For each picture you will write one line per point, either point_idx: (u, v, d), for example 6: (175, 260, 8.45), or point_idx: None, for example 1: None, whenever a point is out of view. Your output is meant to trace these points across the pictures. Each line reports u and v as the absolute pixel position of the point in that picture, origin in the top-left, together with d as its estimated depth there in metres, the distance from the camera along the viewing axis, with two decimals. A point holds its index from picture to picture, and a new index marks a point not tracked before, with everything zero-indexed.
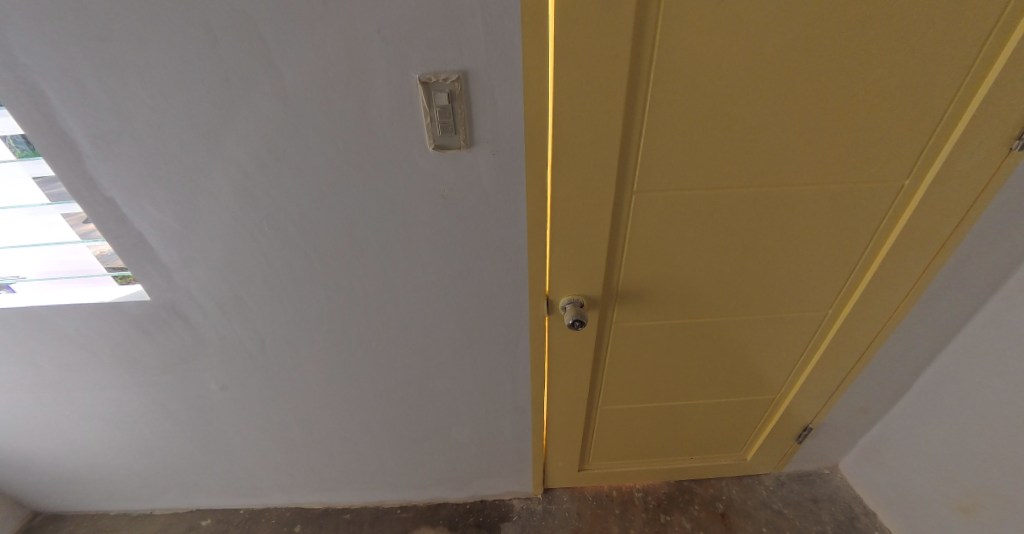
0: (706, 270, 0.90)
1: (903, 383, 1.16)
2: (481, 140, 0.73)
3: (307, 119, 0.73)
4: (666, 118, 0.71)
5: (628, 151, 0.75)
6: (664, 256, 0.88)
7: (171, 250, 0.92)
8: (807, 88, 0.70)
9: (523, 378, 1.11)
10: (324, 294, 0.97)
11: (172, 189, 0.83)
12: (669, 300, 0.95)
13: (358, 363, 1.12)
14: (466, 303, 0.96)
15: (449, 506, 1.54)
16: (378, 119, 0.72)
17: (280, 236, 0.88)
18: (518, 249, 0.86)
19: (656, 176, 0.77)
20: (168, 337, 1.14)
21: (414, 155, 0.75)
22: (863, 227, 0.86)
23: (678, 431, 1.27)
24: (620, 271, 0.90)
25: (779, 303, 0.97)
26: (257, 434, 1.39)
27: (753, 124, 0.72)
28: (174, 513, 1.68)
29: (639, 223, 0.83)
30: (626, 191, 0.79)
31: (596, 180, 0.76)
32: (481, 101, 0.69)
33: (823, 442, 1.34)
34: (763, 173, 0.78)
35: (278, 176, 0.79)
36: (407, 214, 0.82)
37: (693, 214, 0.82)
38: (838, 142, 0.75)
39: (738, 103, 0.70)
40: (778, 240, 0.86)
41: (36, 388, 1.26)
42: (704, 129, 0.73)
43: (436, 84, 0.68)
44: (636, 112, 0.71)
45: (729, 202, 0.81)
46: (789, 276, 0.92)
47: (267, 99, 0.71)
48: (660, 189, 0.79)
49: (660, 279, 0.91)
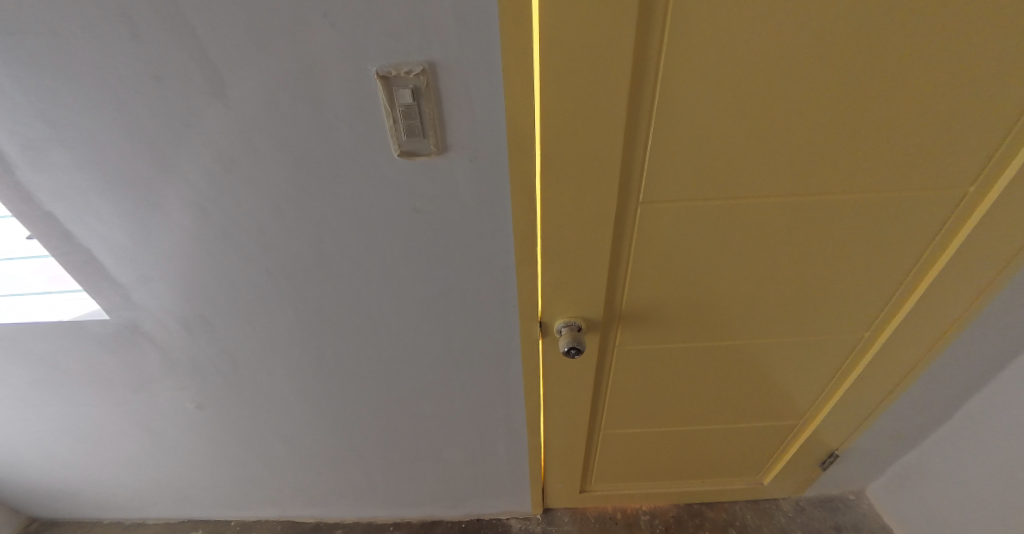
0: (725, 290, 0.80)
1: (941, 408, 1.06)
2: (454, 145, 0.63)
3: (254, 124, 0.62)
4: (681, 124, 0.62)
5: (633, 156, 0.65)
6: (679, 277, 0.78)
7: (125, 268, 0.85)
8: (851, 86, 0.59)
9: (517, 402, 1.02)
10: (293, 314, 0.88)
11: (118, 204, 0.74)
12: (683, 322, 0.86)
13: (339, 382, 1.04)
14: (450, 322, 0.86)
15: (444, 524, 1.47)
16: (336, 124, 0.62)
17: (241, 256, 0.78)
18: (504, 267, 0.77)
19: (668, 185, 0.67)
20: (137, 354, 1.07)
21: (382, 163, 0.65)
22: (910, 244, 0.76)
23: (691, 454, 1.18)
24: (625, 289, 0.80)
25: (804, 329, 0.88)
26: (239, 448, 1.31)
27: (784, 128, 0.62)
28: (166, 523, 1.64)
29: (647, 239, 0.73)
30: (631, 201, 0.69)
31: (594, 191, 0.66)
32: (453, 98, 0.59)
33: (848, 467, 1.23)
34: (795, 183, 0.68)
35: (229, 190, 0.69)
36: (379, 231, 0.73)
37: (711, 229, 0.72)
38: (883, 152, 0.65)
39: (767, 107, 0.60)
40: (810, 257, 0.77)
41: (11, 403, 1.21)
42: (728, 136, 0.63)
43: (397, 79, 0.58)
44: (642, 112, 0.61)
45: (756, 215, 0.71)
46: (820, 298, 0.83)
47: (205, 100, 0.61)
48: (671, 201, 0.69)
49: (672, 300, 0.82)
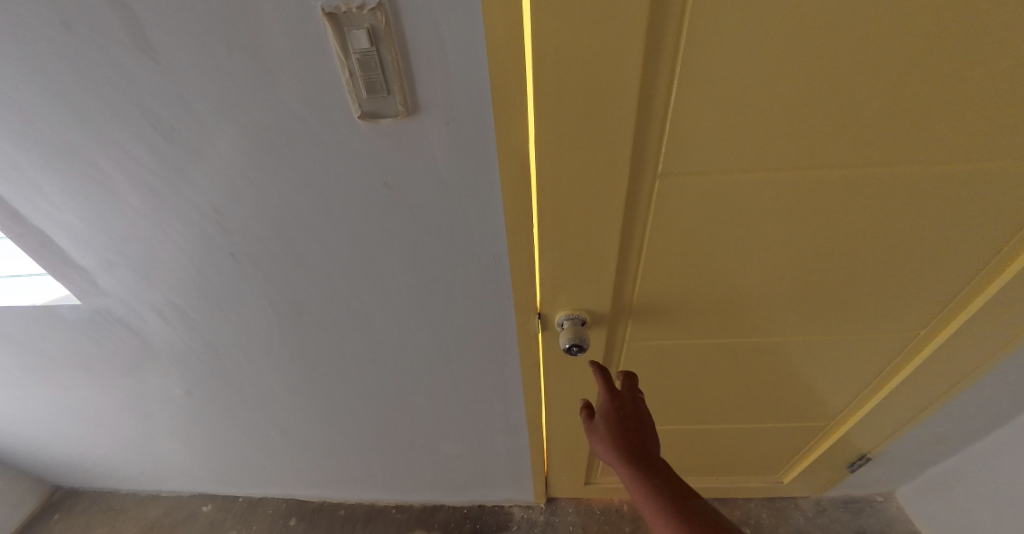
0: (754, 283, 0.71)
1: (997, 415, 0.94)
2: (428, 105, 0.52)
3: (186, 82, 0.52)
4: (713, 92, 0.51)
5: (650, 119, 0.53)
6: (700, 268, 0.69)
7: (84, 253, 0.77)
8: (938, 30, 0.46)
9: (514, 393, 0.95)
10: (266, 301, 0.80)
11: (59, 183, 0.64)
12: (703, 318, 0.77)
13: (326, 371, 0.97)
14: (438, 310, 0.77)
15: (445, 510, 1.42)
16: (282, 81, 0.51)
17: (202, 239, 0.70)
18: (496, 252, 0.67)
19: (692, 156, 0.56)
20: (115, 341, 1.00)
21: (344, 131, 0.55)
22: (983, 235, 0.65)
23: (705, 451, 1.11)
24: (637, 281, 0.71)
25: (843, 324, 0.78)
26: (234, 432, 1.27)
27: (841, 84, 0.50)
28: (178, 496, 1.64)
29: (663, 225, 0.64)
30: (646, 175, 0.58)
31: (601, 167, 0.55)
32: (420, 43, 0.48)
33: (878, 469, 1.14)
34: (848, 154, 0.56)
35: (175, 162, 0.60)
36: (351, 211, 0.63)
37: (741, 216, 0.62)
38: (964, 126, 0.53)
39: (821, 71, 0.49)
40: (856, 247, 0.66)
41: (10, 382, 1.20)
42: (769, 107, 0.52)
43: (348, 18, 0.46)
44: (662, 62, 0.49)
45: (796, 196, 0.60)
46: (864, 294, 0.73)
47: (125, 53, 0.50)
48: (694, 184, 0.59)
49: (691, 294, 0.73)
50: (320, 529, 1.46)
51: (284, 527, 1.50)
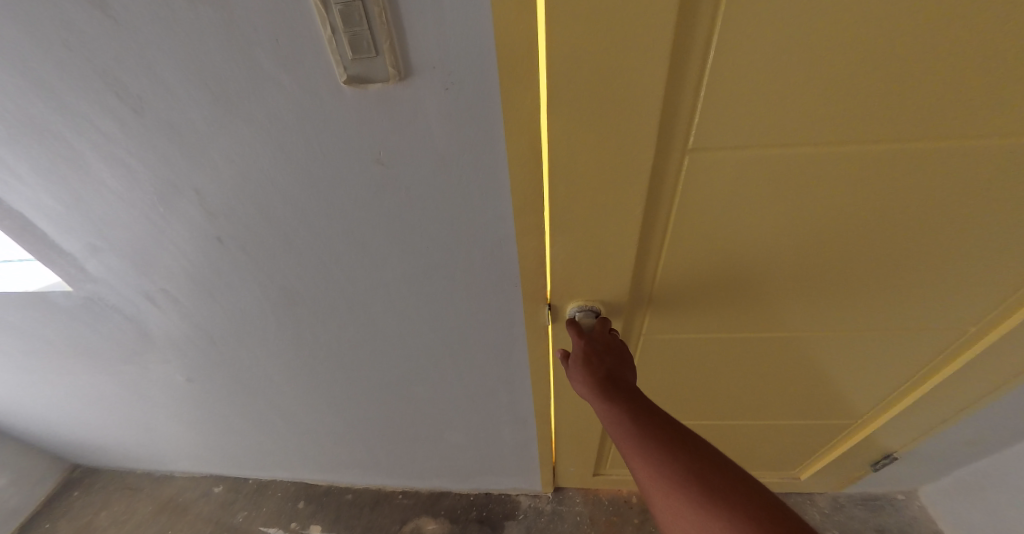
0: (786, 275, 0.65)
1: None
2: (423, 72, 0.46)
3: (156, 48, 0.46)
4: (754, 57, 0.45)
5: (682, 85, 0.47)
6: (728, 257, 0.63)
7: (69, 238, 0.73)
8: None
9: (522, 384, 0.90)
10: (260, 289, 0.76)
11: (34, 163, 0.60)
12: (728, 310, 0.71)
13: (326, 360, 0.93)
14: (440, 300, 0.73)
15: (451, 497, 1.40)
16: (261, 45, 0.45)
17: (187, 222, 0.65)
18: (501, 237, 0.62)
19: (727, 129, 0.50)
20: (112, 327, 0.97)
21: (332, 102, 0.49)
22: None
23: (722, 447, 1.06)
24: (659, 270, 0.66)
25: (883, 317, 0.72)
26: (239, 417, 1.24)
27: (904, 41, 0.44)
28: (190, 477, 1.64)
29: (690, 210, 0.58)
30: (675, 151, 0.52)
31: (623, 145, 0.50)
32: None
33: (904, 467, 1.09)
34: (906, 125, 0.50)
35: (150, 139, 0.55)
36: (344, 194, 0.58)
37: (777, 200, 0.57)
38: None
39: (879, 31, 0.43)
40: (902, 236, 0.60)
41: (16, 366, 1.18)
42: (817, 74, 0.46)
43: None
44: (699, 16, 0.43)
45: (838, 178, 0.55)
46: (907, 288, 0.67)
47: (83, 13, 0.45)
48: (727, 163, 0.53)
49: (717, 285, 0.67)
50: (328, 513, 1.45)
51: (292, 510, 1.49)
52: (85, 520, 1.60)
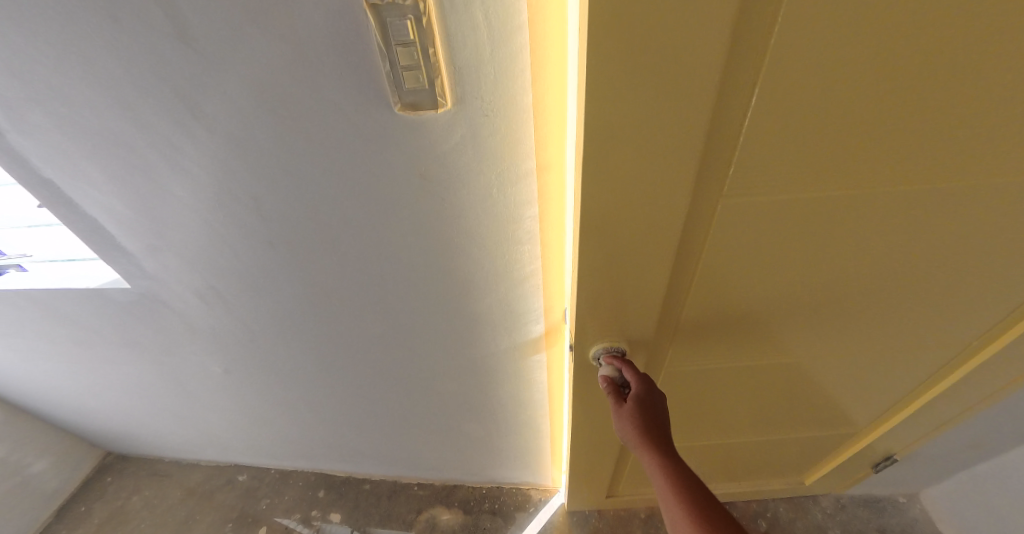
0: (801, 302, 0.69)
1: None
2: (465, 97, 0.52)
3: (227, 78, 0.52)
4: (787, 114, 0.48)
5: (718, 141, 0.50)
6: (748, 287, 0.66)
7: (131, 237, 0.81)
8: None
9: (539, 374, 0.97)
10: (300, 286, 0.83)
11: (112, 172, 0.67)
12: (744, 333, 0.75)
13: (353, 355, 1.00)
14: (466, 298, 0.79)
15: (465, 488, 1.47)
16: (320, 75, 0.51)
17: (241, 225, 0.72)
18: (525, 235, 0.68)
19: (759, 176, 0.53)
20: (159, 320, 1.05)
21: (381, 123, 0.55)
22: None
23: (732, 457, 1.09)
24: (682, 299, 0.69)
25: (893, 335, 0.75)
26: (267, 408, 1.32)
27: (927, 100, 0.47)
28: (215, 466, 1.73)
29: (716, 247, 0.61)
30: (706, 196, 0.55)
31: (657, 193, 0.53)
32: (460, 31, 0.47)
33: (905, 471, 1.12)
34: (924, 172, 0.53)
35: (217, 152, 0.61)
36: (385, 201, 0.64)
37: (798, 237, 0.60)
38: None
39: (902, 93, 0.46)
40: (907, 268, 0.64)
41: (65, 356, 1.27)
42: (845, 129, 0.49)
43: (390, 9, 0.44)
44: (741, 79, 0.45)
45: (855, 218, 0.58)
46: (909, 312, 0.71)
47: (163, 47, 0.51)
48: (754, 205, 0.56)
49: (736, 311, 0.71)
50: (346, 502, 1.52)
51: (312, 499, 1.57)
52: (117, 503, 1.71)
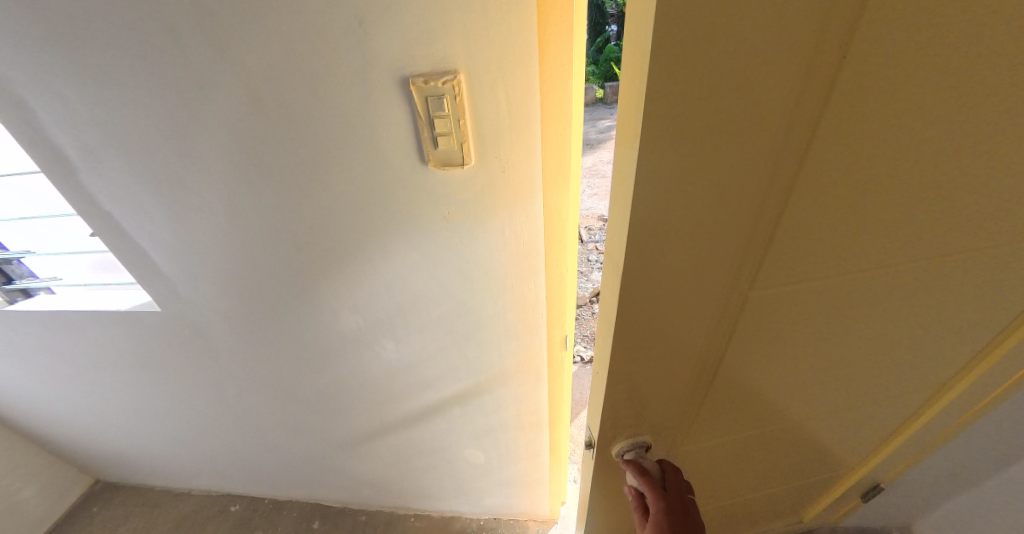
0: (820, 390, 0.67)
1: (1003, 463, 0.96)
2: (484, 156, 0.62)
3: (286, 135, 0.64)
4: (815, 224, 0.47)
5: (747, 249, 0.48)
6: (770, 380, 0.63)
7: (170, 266, 0.89)
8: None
9: (538, 404, 1.03)
10: (320, 317, 0.92)
11: (166, 208, 0.77)
12: (762, 419, 0.72)
13: (360, 385, 1.07)
14: (474, 329, 0.86)
15: (463, 520, 1.51)
16: (365, 136, 0.62)
17: (276, 258, 0.81)
18: (531, 273, 0.76)
19: (788, 281, 0.51)
20: (177, 346, 1.11)
21: (411, 175, 0.65)
22: None
23: (736, 516, 1.08)
24: (705, 395, 0.64)
25: (904, 409, 0.74)
26: (268, 437, 1.37)
27: (948, 212, 0.47)
28: (208, 495, 1.76)
29: (743, 348, 0.58)
30: (734, 299, 0.52)
31: (686, 297, 0.50)
32: (483, 105, 0.58)
33: (884, 508, 1.16)
34: (945, 275, 0.52)
35: (265, 195, 0.71)
36: (409, 240, 0.73)
37: (822, 334, 0.58)
38: None
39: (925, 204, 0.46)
40: (922, 358, 0.63)
41: (78, 379, 1.33)
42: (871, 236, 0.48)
43: (430, 88, 0.56)
44: (772, 192, 0.44)
45: (877, 316, 0.56)
46: (919, 394, 0.70)
47: (237, 110, 0.62)
48: (781, 308, 0.54)
49: (755, 402, 0.67)
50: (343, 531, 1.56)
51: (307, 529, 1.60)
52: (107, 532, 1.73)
